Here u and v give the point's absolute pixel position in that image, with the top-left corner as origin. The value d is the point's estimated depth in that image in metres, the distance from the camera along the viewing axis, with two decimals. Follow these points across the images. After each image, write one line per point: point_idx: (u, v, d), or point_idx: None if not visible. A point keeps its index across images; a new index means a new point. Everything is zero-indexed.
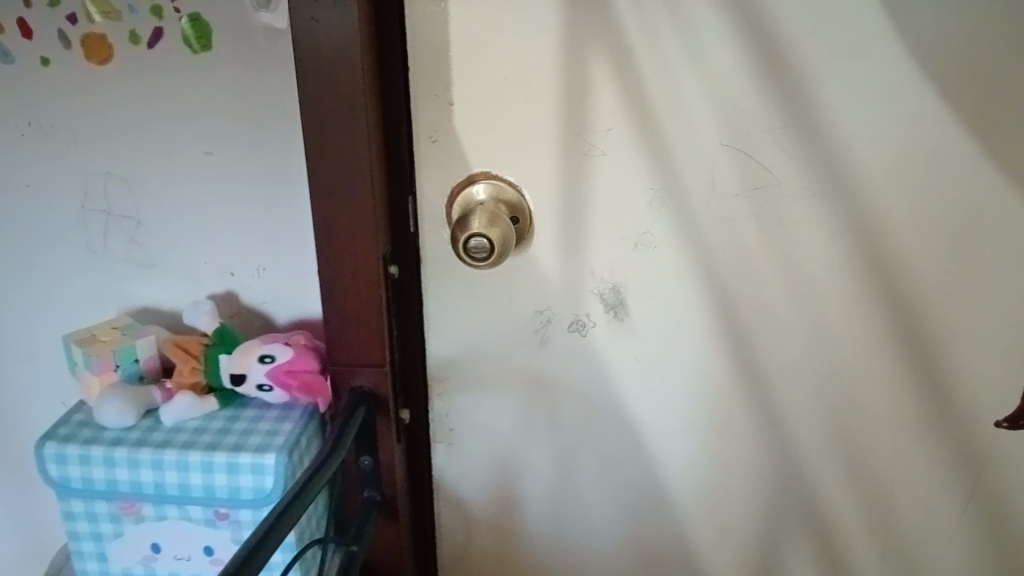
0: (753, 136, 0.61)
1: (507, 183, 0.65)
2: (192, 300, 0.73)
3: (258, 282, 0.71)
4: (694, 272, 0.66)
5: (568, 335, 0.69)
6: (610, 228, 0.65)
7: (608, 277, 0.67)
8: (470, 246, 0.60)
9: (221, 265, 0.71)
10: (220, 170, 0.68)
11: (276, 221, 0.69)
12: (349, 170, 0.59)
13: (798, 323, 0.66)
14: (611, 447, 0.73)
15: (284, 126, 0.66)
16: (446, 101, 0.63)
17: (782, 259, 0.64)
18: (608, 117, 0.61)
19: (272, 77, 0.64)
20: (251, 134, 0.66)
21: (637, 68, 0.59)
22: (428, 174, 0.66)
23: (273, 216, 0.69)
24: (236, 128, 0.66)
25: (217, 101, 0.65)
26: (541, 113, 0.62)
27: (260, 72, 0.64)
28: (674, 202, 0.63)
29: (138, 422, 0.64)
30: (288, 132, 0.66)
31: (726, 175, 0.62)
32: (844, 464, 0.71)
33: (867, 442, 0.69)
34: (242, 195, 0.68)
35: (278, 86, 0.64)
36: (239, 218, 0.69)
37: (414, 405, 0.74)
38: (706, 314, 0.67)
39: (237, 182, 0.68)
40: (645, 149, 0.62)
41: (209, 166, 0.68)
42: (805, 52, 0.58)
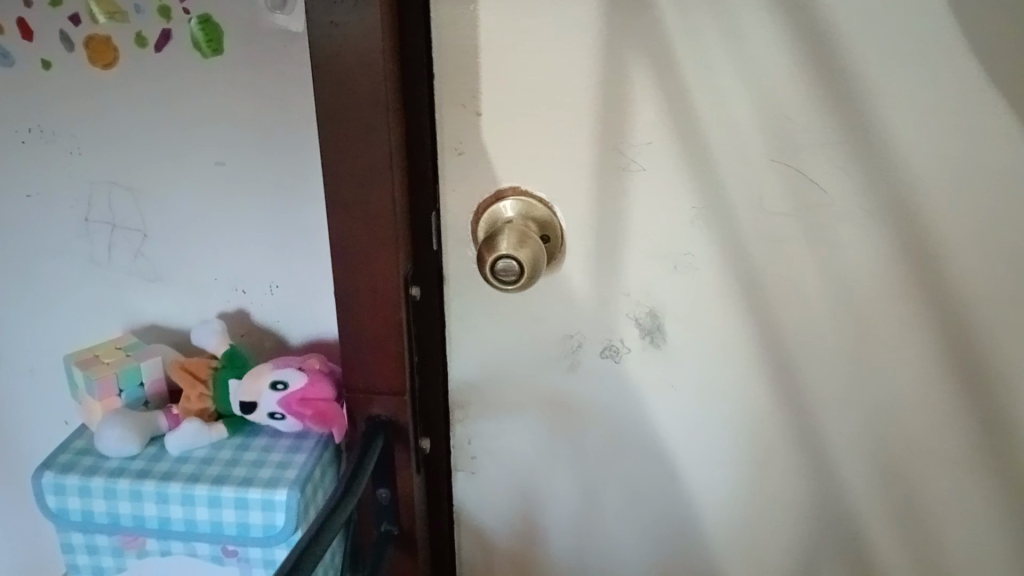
0: (805, 151, 0.56)
1: (537, 200, 0.60)
2: (200, 318, 0.69)
3: (270, 300, 0.67)
4: (736, 295, 0.61)
5: (600, 360, 0.65)
6: (647, 248, 0.61)
7: (644, 300, 0.62)
8: (501, 267, 0.56)
9: (231, 281, 0.67)
10: (231, 181, 0.64)
11: (290, 236, 0.65)
12: (369, 185, 0.55)
13: (848, 352, 0.62)
14: (643, 478, 0.69)
15: (298, 135, 0.61)
16: (474, 110, 0.58)
17: (832, 283, 0.60)
18: (648, 129, 0.57)
19: (287, 84, 0.60)
20: (265, 143, 0.62)
21: (680, 77, 0.55)
22: (453, 188, 0.61)
23: (287, 231, 0.65)
24: (248, 137, 0.62)
25: (229, 108, 0.61)
26: (575, 125, 0.57)
27: (274, 78, 0.60)
28: (716, 222, 0.59)
29: (141, 450, 0.61)
30: (303, 142, 0.61)
31: (774, 194, 0.57)
32: (892, 504, 0.66)
33: (917, 480, 0.64)
34: (254, 207, 0.64)
35: (293, 93, 0.60)
36: (251, 233, 0.65)
37: (433, 432, 0.69)
38: (748, 340, 0.62)
39: (249, 193, 0.64)
40: (687, 165, 0.57)
41: (219, 176, 0.64)
42: (864, 62, 0.53)
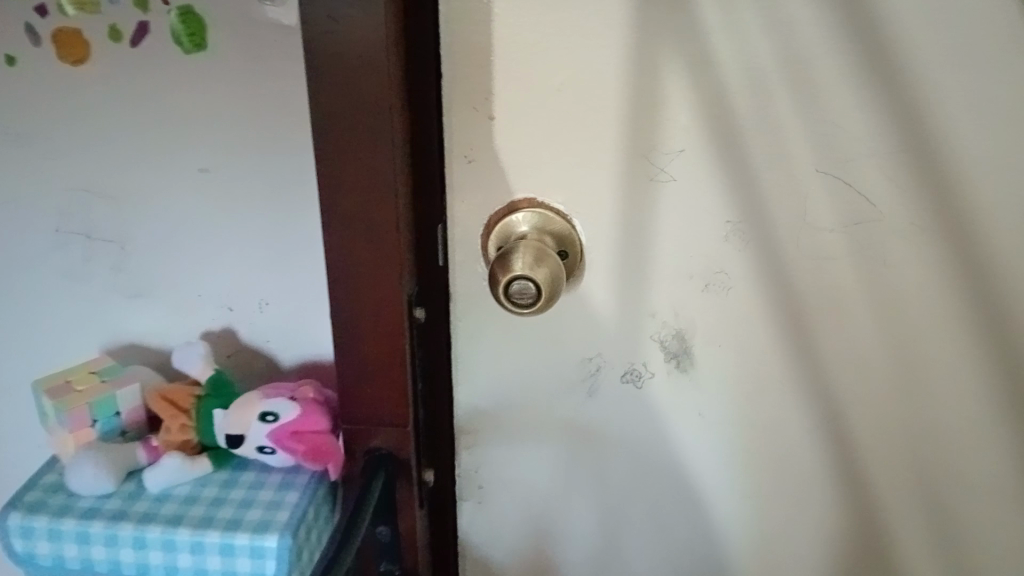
0: (854, 160, 0.50)
1: (555, 212, 0.54)
2: (185, 337, 0.63)
3: (261, 318, 0.61)
4: (772, 316, 0.56)
5: (620, 385, 0.59)
6: (676, 265, 0.55)
7: (671, 321, 0.57)
8: (518, 288, 0.50)
9: (218, 297, 0.61)
10: (218, 188, 0.58)
11: (283, 248, 0.59)
12: (371, 199, 0.49)
13: (895, 380, 0.56)
14: (665, 512, 0.63)
15: (293, 137, 0.55)
16: (486, 114, 0.52)
17: (879, 304, 0.54)
18: (681, 136, 0.51)
19: (279, 83, 0.54)
20: (255, 145, 0.56)
21: (719, 78, 0.49)
22: (462, 199, 0.55)
23: (278, 242, 0.59)
24: (237, 141, 0.56)
25: (215, 107, 0.55)
26: (599, 130, 0.52)
27: (265, 77, 0.54)
28: (754, 236, 0.53)
29: (118, 487, 0.55)
30: (298, 145, 0.56)
31: (819, 207, 0.52)
32: (935, 544, 0.60)
33: (965, 521, 0.59)
34: (242, 217, 0.58)
35: (287, 93, 0.54)
36: (239, 245, 0.59)
37: (438, 460, 0.65)
38: (784, 364, 0.57)
39: (238, 202, 0.58)
40: (723, 176, 0.52)
41: (205, 184, 0.58)
42: (925, 62, 0.48)
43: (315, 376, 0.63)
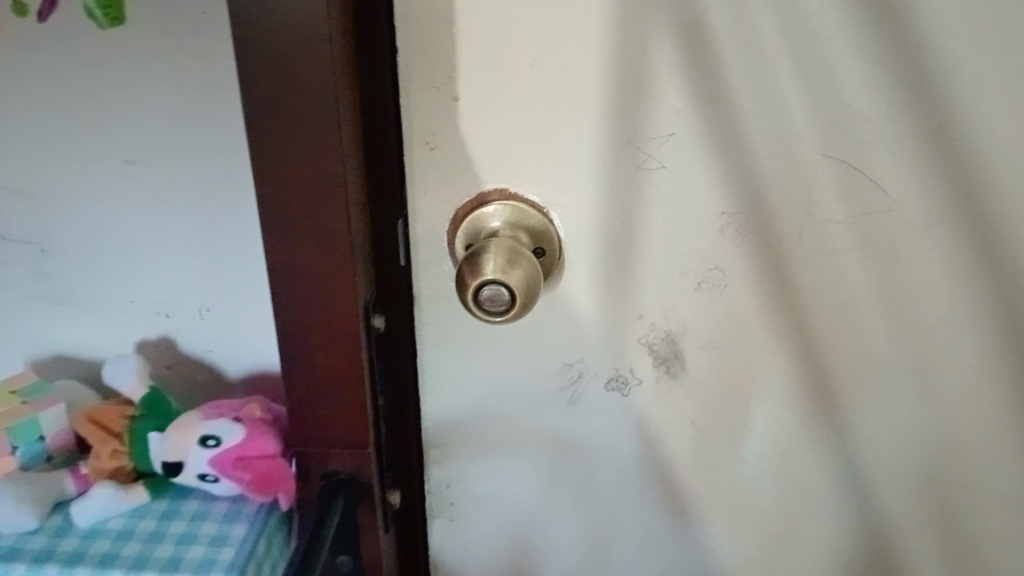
0: (867, 145, 0.45)
1: (529, 205, 0.48)
2: (120, 342, 0.61)
3: (200, 325, 0.60)
4: (773, 315, 0.50)
5: (604, 394, 0.54)
6: (665, 262, 0.49)
7: (660, 323, 0.51)
8: (489, 295, 0.44)
9: (153, 304, 0.59)
10: (145, 180, 0.55)
11: (220, 250, 0.57)
12: (319, 197, 0.43)
13: (905, 384, 0.51)
14: (654, 525, 0.58)
15: (229, 127, 0.52)
16: (449, 95, 0.46)
17: (890, 302, 0.49)
18: (670, 118, 0.45)
19: (208, 75, 0.51)
20: (189, 133, 0.53)
21: (714, 53, 0.43)
22: (425, 190, 0.49)
23: (215, 244, 0.56)
24: (167, 134, 0.53)
25: (143, 88, 0.52)
26: (577, 113, 0.45)
27: (193, 67, 0.51)
28: (754, 229, 0.48)
29: (43, 522, 0.49)
30: (233, 137, 0.53)
31: (826, 198, 0.46)
32: (941, 545, 0.56)
33: (974, 520, 0.55)
34: (176, 214, 0.56)
35: (216, 87, 0.51)
36: (173, 246, 0.57)
37: (405, 478, 0.59)
38: (784, 368, 0.52)
39: (169, 200, 0.55)
40: (718, 164, 0.46)
41: (131, 177, 0.54)
42: (949, 32, 0.42)
43: (260, 384, 0.61)
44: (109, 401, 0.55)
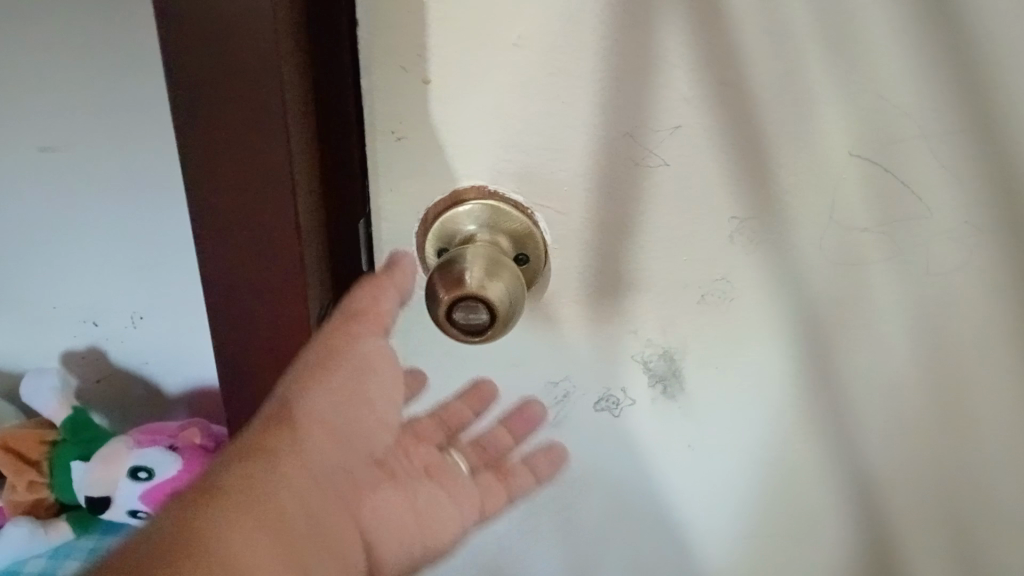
0: (902, 141, 0.38)
1: (512, 206, 0.42)
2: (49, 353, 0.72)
3: (131, 334, 0.70)
4: (784, 332, 0.44)
5: (594, 414, 0.48)
6: (665, 271, 0.43)
7: (658, 339, 0.45)
8: (466, 306, 0.39)
9: (83, 315, 0.69)
10: (87, 190, 0.63)
11: (149, 260, 0.66)
12: (263, 195, 0.38)
13: (927, 406, 0.46)
14: (643, 549, 0.54)
15: (162, 137, 0.61)
16: (419, 78, 0.39)
17: (915, 318, 0.43)
18: (676, 109, 0.39)
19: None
20: (126, 125, 0.60)
21: (729, 34, 0.36)
22: (392, 186, 0.43)
23: (145, 256, 0.66)
24: (99, 132, 0.60)
25: (71, 70, 0.57)
26: (567, 101, 0.39)
27: (125, 63, 0.57)
28: (767, 238, 0.42)
29: None
30: (161, 163, 0.61)
31: (851, 203, 0.40)
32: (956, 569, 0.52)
33: (994, 545, 0.50)
34: (114, 228, 0.65)
35: (144, 85, 0.58)
36: (108, 258, 0.66)
37: None
38: (792, 390, 0.46)
39: (105, 212, 0.64)
40: (730, 163, 0.40)
41: (74, 176, 0.62)
42: (1006, 13, 0.35)
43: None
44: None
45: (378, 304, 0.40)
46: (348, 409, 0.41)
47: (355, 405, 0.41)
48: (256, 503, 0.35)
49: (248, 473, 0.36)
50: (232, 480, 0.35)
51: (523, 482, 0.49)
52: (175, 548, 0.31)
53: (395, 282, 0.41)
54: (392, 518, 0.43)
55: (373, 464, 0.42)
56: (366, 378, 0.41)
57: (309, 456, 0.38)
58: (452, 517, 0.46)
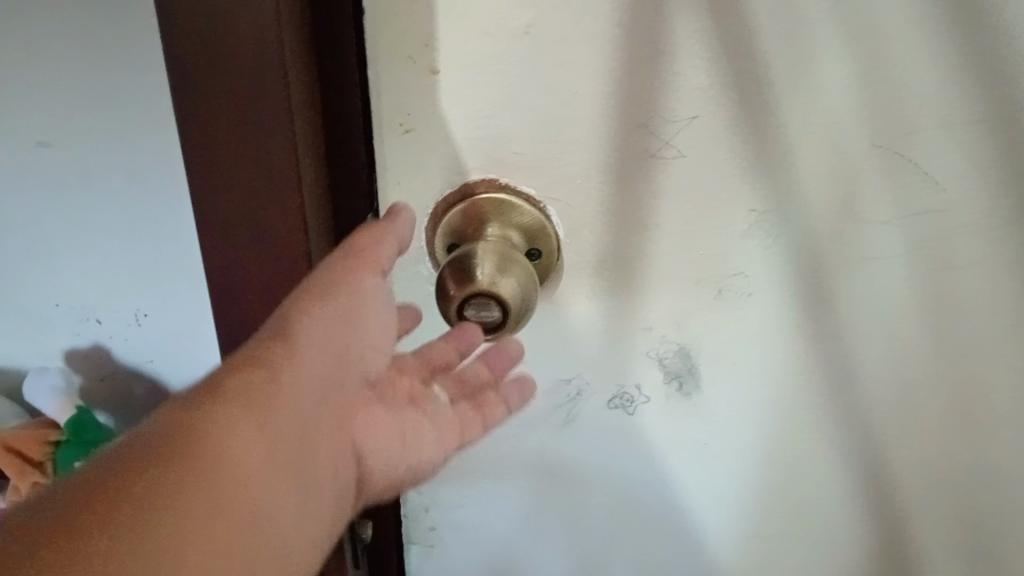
0: (923, 131, 0.37)
1: (523, 199, 0.41)
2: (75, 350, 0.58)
3: (135, 333, 0.57)
4: (802, 328, 0.43)
5: (606, 412, 0.47)
6: (680, 266, 0.42)
7: (672, 336, 0.44)
8: (475, 302, 0.38)
9: (82, 310, 0.56)
10: (34, 166, 0.50)
11: (164, 249, 0.53)
12: (266, 190, 0.37)
13: (947, 405, 0.45)
14: (656, 549, 0.53)
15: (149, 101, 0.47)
16: (427, 68, 0.38)
17: (936, 314, 0.42)
18: (691, 99, 0.37)
19: (135, 81, 0.47)
20: (95, 101, 0.48)
21: (746, 23, 0.35)
22: (400, 180, 0.42)
23: (160, 244, 0.53)
24: (89, 114, 0.48)
25: (50, 36, 0.46)
26: (578, 92, 0.38)
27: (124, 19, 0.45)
28: (786, 232, 0.40)
29: None
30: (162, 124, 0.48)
31: (872, 195, 0.39)
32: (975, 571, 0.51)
33: (1013, 544, 0.49)
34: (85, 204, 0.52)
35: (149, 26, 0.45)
36: (102, 247, 0.53)
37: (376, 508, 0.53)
38: (809, 388, 0.45)
39: (55, 188, 0.51)
40: (747, 153, 0.39)
41: (43, 160, 0.50)
42: None
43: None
44: (23, 426, 0.57)
45: (375, 250, 0.38)
46: (344, 340, 0.37)
47: (354, 335, 0.38)
48: (261, 412, 0.32)
49: (248, 383, 0.32)
50: (230, 388, 0.32)
51: (498, 415, 0.45)
52: (179, 457, 0.28)
53: (393, 228, 0.39)
54: (378, 450, 0.40)
55: (364, 385, 0.39)
56: (364, 310, 0.38)
57: (314, 376, 0.35)
58: (436, 447, 0.43)
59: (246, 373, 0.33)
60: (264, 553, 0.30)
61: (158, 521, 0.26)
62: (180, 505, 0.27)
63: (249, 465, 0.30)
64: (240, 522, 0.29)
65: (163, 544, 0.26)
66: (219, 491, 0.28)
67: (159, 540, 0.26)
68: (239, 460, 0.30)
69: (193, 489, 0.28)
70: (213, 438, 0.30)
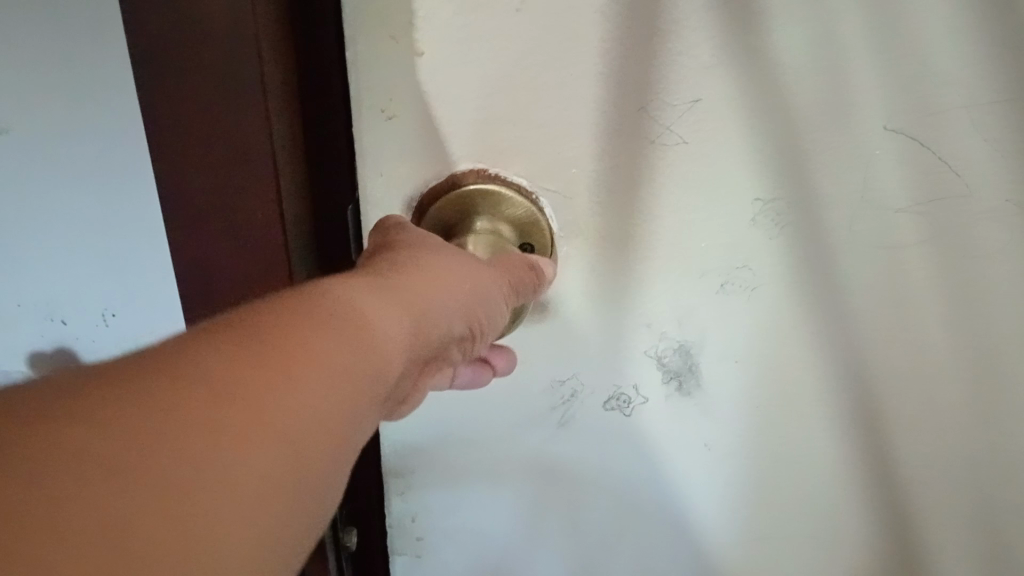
0: (943, 113, 0.35)
1: (516, 189, 0.39)
2: (38, 351, 0.55)
3: (104, 332, 0.54)
4: (811, 324, 0.41)
5: (603, 414, 0.45)
6: (684, 259, 0.40)
7: (673, 332, 0.42)
8: None
9: (46, 310, 0.54)
10: None
11: (133, 238, 0.50)
12: (237, 183, 0.34)
13: (961, 400, 0.42)
14: (653, 554, 0.50)
15: (114, 78, 0.45)
16: (409, 48, 0.35)
17: (954, 309, 0.40)
18: (698, 79, 0.35)
19: (100, 55, 0.44)
20: (56, 83, 0.45)
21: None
22: (382, 169, 0.39)
23: (127, 231, 0.50)
24: (48, 95, 0.46)
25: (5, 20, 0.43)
26: (573, 71, 0.35)
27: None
28: (794, 220, 0.38)
29: None
30: (127, 104, 0.46)
31: (887, 182, 0.37)
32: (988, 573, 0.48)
33: None
34: (46, 193, 0.49)
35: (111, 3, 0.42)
36: (64, 240, 0.50)
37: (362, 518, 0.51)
38: (815, 384, 0.43)
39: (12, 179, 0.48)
40: (756, 140, 0.36)
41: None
42: None
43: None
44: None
45: (516, 270, 0.36)
46: (471, 304, 0.33)
47: (481, 308, 0.34)
48: (400, 328, 0.29)
49: (399, 293, 0.30)
50: (357, 297, 0.28)
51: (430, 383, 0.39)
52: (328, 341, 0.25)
53: (536, 271, 0.38)
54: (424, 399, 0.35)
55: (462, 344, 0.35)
56: (491, 300, 0.34)
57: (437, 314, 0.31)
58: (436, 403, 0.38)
59: (387, 292, 0.29)
60: (318, 484, 0.24)
61: (233, 400, 0.21)
62: (279, 400, 0.23)
63: (332, 374, 0.25)
64: (300, 447, 0.23)
65: (235, 436, 0.21)
66: (320, 394, 0.24)
67: (218, 428, 0.21)
68: (353, 376, 0.25)
69: (256, 389, 0.22)
70: (317, 326, 0.25)
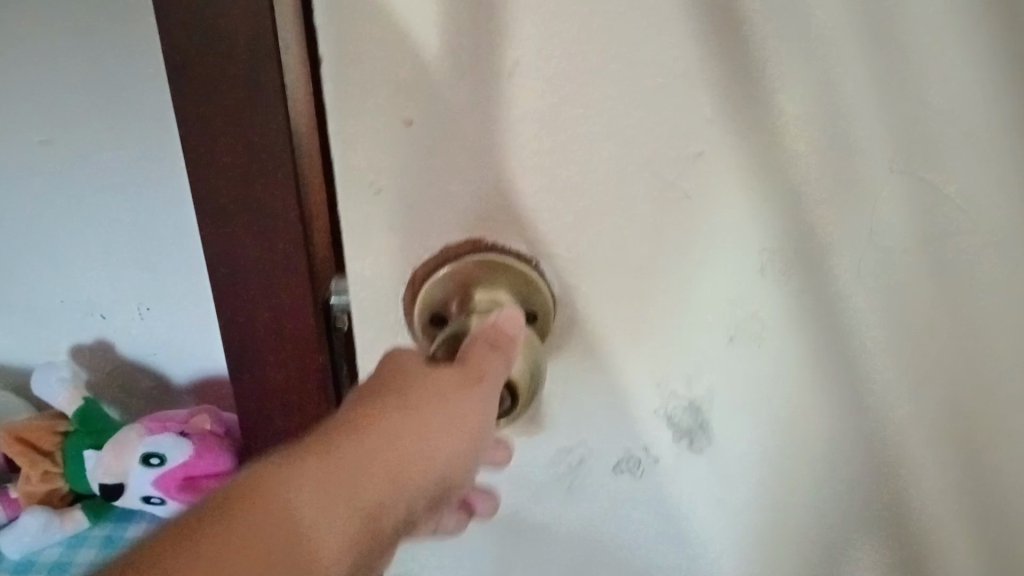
0: (942, 154, 0.35)
1: (515, 259, 0.39)
2: (103, 332, 0.84)
3: (137, 323, 0.83)
4: (815, 371, 0.41)
5: (613, 478, 0.45)
6: (690, 311, 0.40)
7: (681, 392, 0.42)
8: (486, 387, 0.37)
9: (96, 306, 0.83)
10: (58, 156, 0.73)
11: (158, 217, 0.76)
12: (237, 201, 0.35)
13: (969, 448, 0.41)
14: None
15: (157, 102, 0.69)
16: (398, 118, 0.36)
17: (960, 354, 0.39)
18: (699, 133, 0.36)
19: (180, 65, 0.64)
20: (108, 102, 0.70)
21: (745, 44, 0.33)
22: (378, 232, 0.39)
23: (151, 212, 0.76)
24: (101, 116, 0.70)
25: None
26: (573, 123, 0.35)
27: None
28: (799, 267, 0.38)
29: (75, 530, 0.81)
30: (163, 110, 0.70)
31: (891, 225, 0.36)
32: None
33: None
34: (114, 187, 0.75)
35: None
36: (107, 228, 0.77)
37: None
38: (819, 433, 0.42)
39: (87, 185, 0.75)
40: (756, 186, 0.37)
41: (54, 151, 0.73)
42: None
43: (204, 388, 0.86)
44: (37, 416, 0.84)
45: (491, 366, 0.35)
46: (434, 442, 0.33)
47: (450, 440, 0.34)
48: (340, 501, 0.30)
49: (342, 461, 0.30)
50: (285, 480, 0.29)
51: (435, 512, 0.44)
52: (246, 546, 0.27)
53: (502, 347, 0.36)
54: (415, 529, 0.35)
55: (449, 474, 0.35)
56: (463, 422, 0.34)
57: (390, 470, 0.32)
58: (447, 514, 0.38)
59: (325, 468, 0.30)
60: None
61: None
62: None
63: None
64: None
65: None
66: None
67: None
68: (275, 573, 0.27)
69: None
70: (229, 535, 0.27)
